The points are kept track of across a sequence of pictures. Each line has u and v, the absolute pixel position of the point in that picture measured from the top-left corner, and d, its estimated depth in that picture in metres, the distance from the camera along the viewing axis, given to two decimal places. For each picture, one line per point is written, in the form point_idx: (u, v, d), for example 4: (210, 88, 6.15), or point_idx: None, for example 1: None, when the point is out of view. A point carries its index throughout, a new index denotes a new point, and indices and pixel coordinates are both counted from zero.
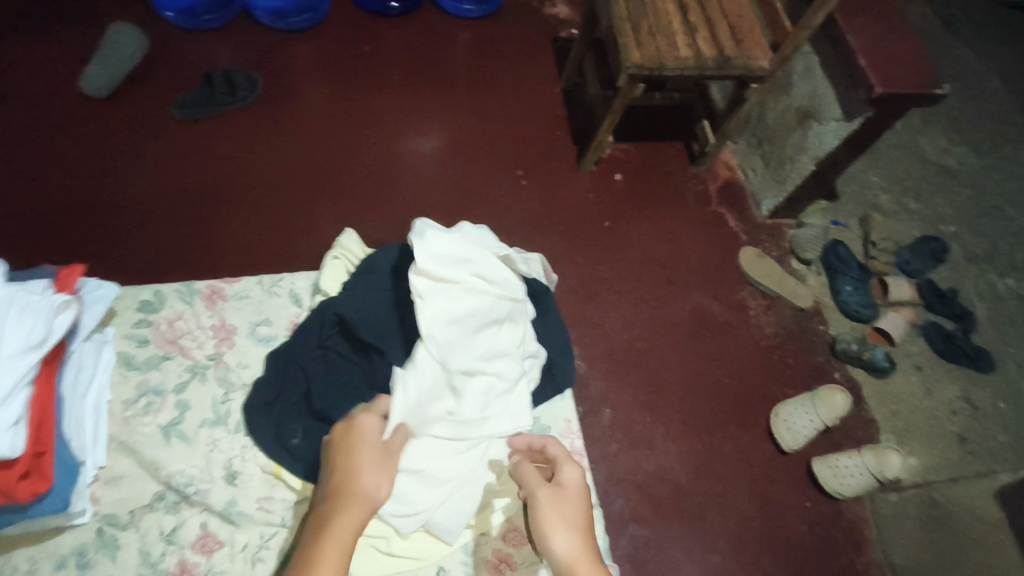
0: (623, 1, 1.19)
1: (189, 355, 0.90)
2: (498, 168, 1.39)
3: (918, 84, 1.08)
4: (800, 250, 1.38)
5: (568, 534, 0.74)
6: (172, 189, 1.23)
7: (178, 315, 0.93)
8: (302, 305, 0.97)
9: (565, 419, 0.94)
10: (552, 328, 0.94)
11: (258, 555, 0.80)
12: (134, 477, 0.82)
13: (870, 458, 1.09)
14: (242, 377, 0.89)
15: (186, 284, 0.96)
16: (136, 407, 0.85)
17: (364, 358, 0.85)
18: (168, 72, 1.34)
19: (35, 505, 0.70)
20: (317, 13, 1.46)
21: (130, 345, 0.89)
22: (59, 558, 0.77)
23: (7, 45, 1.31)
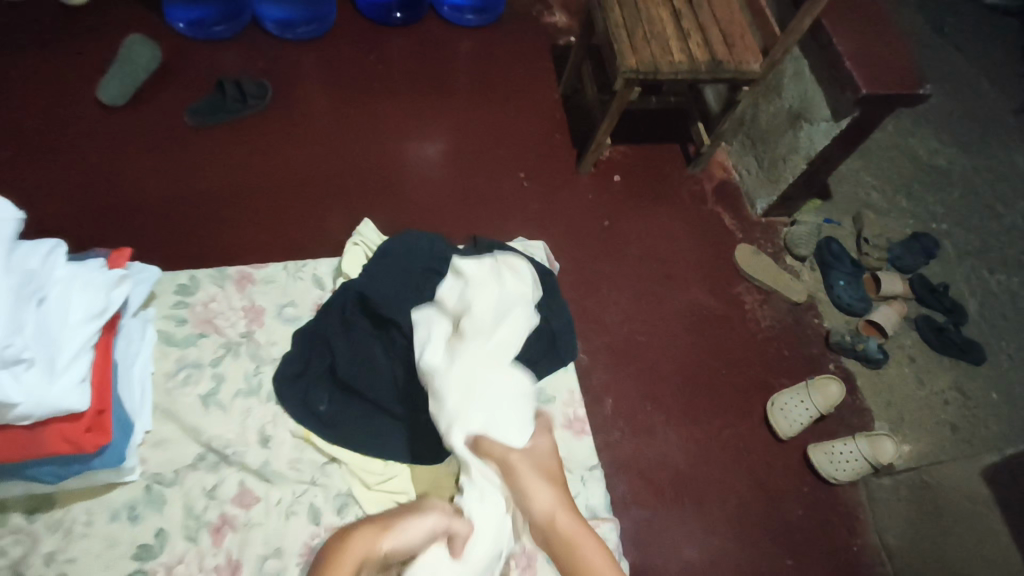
0: (619, 9, 1.24)
1: (223, 334, 0.95)
2: (500, 169, 1.44)
3: (902, 85, 1.13)
4: (793, 246, 1.42)
5: (547, 486, 0.72)
6: (190, 191, 1.28)
7: (211, 298, 0.98)
8: (324, 289, 1.02)
9: (569, 390, 0.99)
10: (558, 307, 0.98)
11: (292, 510, 0.84)
12: (177, 440, 0.86)
13: (865, 445, 1.15)
14: (272, 353, 0.94)
15: (218, 269, 1.00)
16: (176, 379, 0.90)
17: (382, 333, 0.91)
18: (181, 80, 1.39)
19: (95, 459, 0.74)
20: (324, 24, 1.52)
21: (169, 324, 0.93)
22: (113, 510, 0.81)
23: (25, 54, 1.35)
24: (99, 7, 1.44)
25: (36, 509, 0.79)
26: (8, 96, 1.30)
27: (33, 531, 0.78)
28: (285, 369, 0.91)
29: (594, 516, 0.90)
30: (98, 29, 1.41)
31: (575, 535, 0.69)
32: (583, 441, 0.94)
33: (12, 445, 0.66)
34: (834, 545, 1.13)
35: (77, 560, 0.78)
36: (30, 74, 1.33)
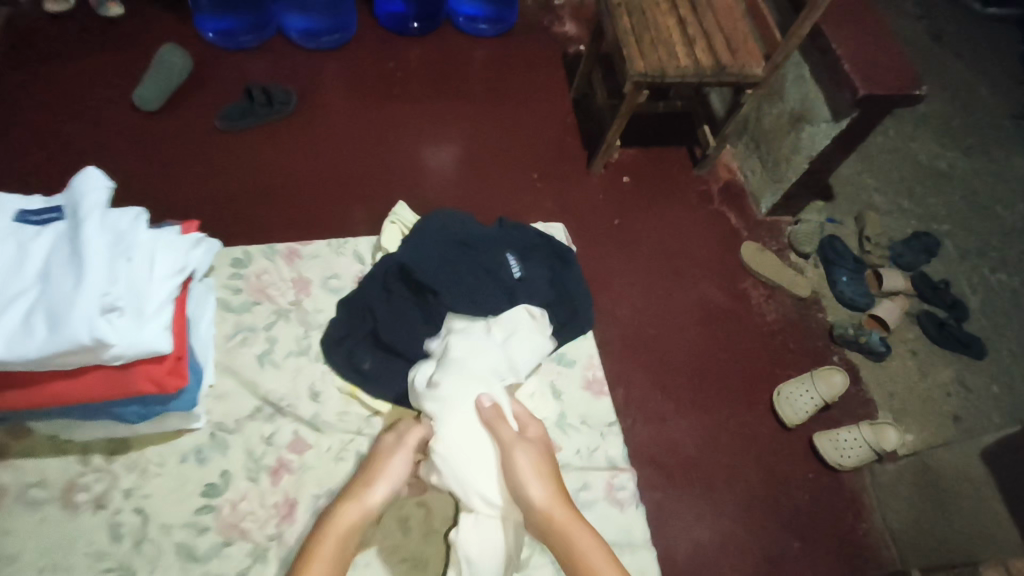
0: (627, 17, 1.30)
1: (275, 302, 1.05)
2: (515, 170, 1.50)
3: (898, 86, 1.18)
4: (797, 244, 1.48)
5: (542, 482, 0.80)
6: (224, 187, 1.35)
7: (264, 270, 1.08)
8: (365, 263, 1.11)
9: (588, 355, 1.06)
10: (580, 279, 1.06)
11: (342, 455, 0.94)
12: (236, 394, 0.97)
13: (868, 432, 1.20)
14: (319, 319, 1.04)
15: (269, 245, 1.10)
16: (233, 341, 1.00)
17: (419, 299, 0.96)
18: (211, 86, 1.46)
19: (174, 400, 0.78)
20: (345, 33, 1.59)
21: (227, 292, 1.04)
22: (183, 453, 0.91)
23: (64, 62, 1.43)
24: (134, 19, 1.52)
25: (114, 452, 0.90)
26: (49, 101, 1.37)
27: (113, 471, 0.89)
28: (332, 331, 1.00)
29: (613, 466, 0.97)
30: (133, 38, 1.48)
31: (568, 527, 0.76)
32: (604, 401, 1.02)
33: (107, 383, 0.70)
34: (838, 527, 1.18)
35: (151, 496, 0.88)
36: (70, 81, 1.40)
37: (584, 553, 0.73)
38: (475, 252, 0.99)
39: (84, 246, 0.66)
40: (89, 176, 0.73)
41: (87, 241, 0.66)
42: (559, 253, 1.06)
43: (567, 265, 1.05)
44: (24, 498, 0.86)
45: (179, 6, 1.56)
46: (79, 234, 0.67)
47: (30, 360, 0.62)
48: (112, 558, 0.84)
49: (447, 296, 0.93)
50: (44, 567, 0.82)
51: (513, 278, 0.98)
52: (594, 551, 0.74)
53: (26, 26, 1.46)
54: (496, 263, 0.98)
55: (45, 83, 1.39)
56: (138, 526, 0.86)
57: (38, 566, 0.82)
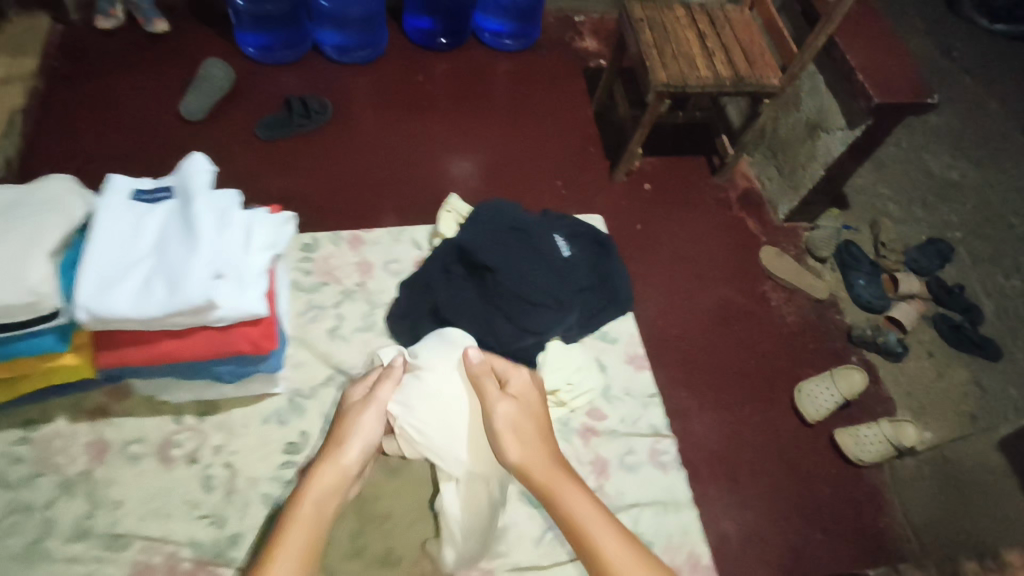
0: (649, 31, 1.37)
1: (341, 283, 1.11)
2: (542, 176, 1.56)
3: (911, 95, 1.23)
4: (814, 248, 1.52)
5: (527, 442, 0.81)
6: (274, 189, 1.43)
7: (331, 254, 1.14)
8: (422, 249, 1.17)
9: (630, 334, 1.11)
10: (620, 269, 1.13)
11: None
12: (310, 364, 1.01)
13: (888, 429, 1.23)
14: (382, 299, 1.10)
15: (335, 233, 1.16)
16: (306, 317, 1.06)
17: (477, 281, 1.04)
18: (252, 99, 1.54)
19: (264, 362, 0.85)
20: (377, 48, 1.67)
21: (298, 274, 1.10)
22: (265, 415, 0.96)
23: (114, 77, 1.51)
24: (179, 36, 1.60)
25: (204, 412, 0.95)
26: (102, 112, 1.45)
27: (204, 429, 0.93)
28: (397, 308, 1.07)
29: (656, 432, 1.02)
30: (179, 55, 1.57)
31: (552, 481, 0.77)
32: (643, 374, 1.07)
33: (210, 342, 0.77)
34: (860, 521, 1.21)
35: (239, 452, 0.92)
36: (120, 94, 1.49)
37: (570, 505, 0.74)
38: (528, 234, 1.06)
39: (194, 219, 0.74)
40: (195, 163, 0.82)
41: (197, 215, 0.74)
42: (602, 246, 1.14)
43: (608, 255, 1.13)
44: (125, 452, 0.90)
45: (221, 24, 1.65)
46: (190, 211, 0.75)
47: (151, 318, 0.70)
48: (208, 506, 0.88)
49: (504, 275, 1.00)
50: (147, 512, 0.87)
51: (561, 257, 1.07)
52: (580, 502, 0.74)
53: (79, 43, 1.55)
54: (546, 244, 1.06)
55: (97, 95, 1.47)
56: (227, 478, 0.90)
57: (141, 512, 0.87)
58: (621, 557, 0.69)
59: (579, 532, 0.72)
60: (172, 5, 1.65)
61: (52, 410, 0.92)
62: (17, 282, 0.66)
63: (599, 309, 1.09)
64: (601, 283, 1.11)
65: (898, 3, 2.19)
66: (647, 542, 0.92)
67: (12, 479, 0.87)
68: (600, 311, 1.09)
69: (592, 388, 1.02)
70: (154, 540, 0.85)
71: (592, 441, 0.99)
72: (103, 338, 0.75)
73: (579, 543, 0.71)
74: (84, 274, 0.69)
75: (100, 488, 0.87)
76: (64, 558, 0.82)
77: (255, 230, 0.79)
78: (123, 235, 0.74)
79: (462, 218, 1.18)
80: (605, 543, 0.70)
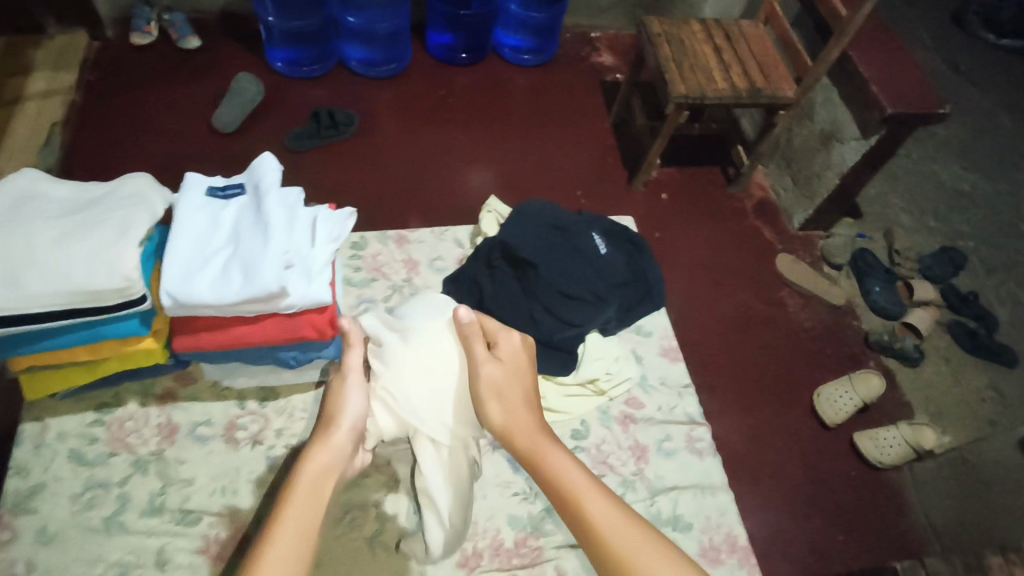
0: (667, 45, 1.41)
1: (390, 278, 1.17)
2: (562, 185, 1.60)
3: (924, 105, 1.26)
4: (829, 256, 1.55)
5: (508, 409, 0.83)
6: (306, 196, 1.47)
7: (378, 252, 1.20)
8: (465, 248, 1.24)
9: (662, 327, 1.18)
10: (652, 265, 1.17)
11: None
12: None
13: (907, 432, 1.25)
14: (428, 294, 1.16)
15: (381, 232, 1.23)
16: (358, 310, 1.11)
17: (521, 275, 1.10)
18: (282, 111, 1.59)
19: (325, 349, 0.92)
20: (401, 63, 1.72)
21: (349, 270, 1.16)
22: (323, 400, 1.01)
23: (150, 91, 1.56)
24: (212, 51, 1.67)
25: (265, 398, 0.99)
26: (138, 124, 1.51)
27: (266, 413, 0.98)
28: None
29: (692, 421, 1.08)
30: (212, 70, 1.63)
31: (534, 446, 0.79)
32: (677, 365, 1.14)
33: (278, 329, 0.84)
34: (881, 523, 1.22)
35: (300, 435, 0.97)
36: (156, 107, 1.54)
37: (553, 470, 0.75)
38: (568, 233, 1.13)
39: (265, 216, 0.82)
40: (264, 164, 0.90)
41: (268, 212, 0.82)
42: (633, 243, 1.18)
43: (641, 252, 1.17)
44: (194, 434, 0.95)
45: (251, 40, 1.71)
46: (260, 209, 0.84)
47: (227, 305, 0.78)
48: (272, 484, 0.92)
49: (546, 269, 1.07)
50: (214, 490, 0.91)
51: (600, 254, 1.11)
52: (565, 467, 0.75)
53: (116, 59, 1.61)
54: (586, 243, 1.11)
55: (136, 106, 1.53)
56: (289, 459, 0.95)
57: (209, 489, 0.91)
58: (607, 516, 0.69)
59: (562, 494, 0.72)
60: (204, 22, 1.72)
61: (123, 394, 0.97)
62: (110, 269, 0.73)
63: (633, 303, 1.13)
64: (636, 279, 1.14)
65: (906, 19, 2.23)
66: (687, 523, 0.98)
67: (89, 457, 0.91)
68: (635, 305, 1.13)
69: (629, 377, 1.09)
70: (222, 516, 0.89)
71: (631, 427, 1.05)
72: (182, 323, 0.82)
73: (564, 505, 0.72)
74: (170, 265, 0.78)
75: (169, 467, 0.92)
76: (126, 540, 0.85)
77: (318, 224, 0.87)
78: (202, 231, 0.83)
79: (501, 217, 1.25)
80: (592, 508, 0.70)
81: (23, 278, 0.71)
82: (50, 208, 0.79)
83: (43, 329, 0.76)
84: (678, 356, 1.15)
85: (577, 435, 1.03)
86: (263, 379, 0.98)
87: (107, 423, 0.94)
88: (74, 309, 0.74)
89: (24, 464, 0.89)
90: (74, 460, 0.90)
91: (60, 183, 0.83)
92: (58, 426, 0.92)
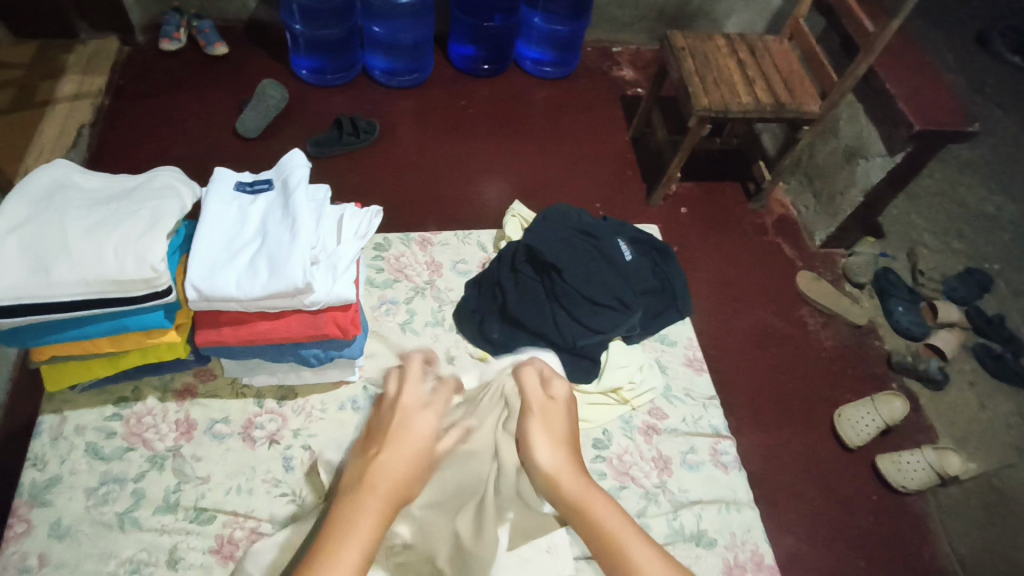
0: (691, 59, 1.41)
1: (412, 280, 1.16)
2: (581, 199, 1.58)
3: (953, 122, 1.23)
4: (852, 274, 1.53)
5: (554, 450, 0.81)
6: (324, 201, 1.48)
7: (401, 254, 1.20)
8: (487, 252, 1.24)
9: (687, 337, 1.17)
10: (675, 272, 1.19)
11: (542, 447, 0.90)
12: (383, 355, 1.06)
13: (933, 455, 1.21)
14: (450, 297, 1.15)
15: (405, 234, 1.22)
16: (379, 310, 1.11)
17: (544, 279, 1.10)
18: (305, 119, 1.60)
19: (347, 348, 0.91)
20: (423, 73, 1.73)
21: (372, 271, 1.16)
22: (340, 402, 1.00)
23: (175, 95, 1.59)
24: (238, 58, 1.69)
25: (284, 397, 0.99)
26: (162, 127, 1.52)
27: (284, 413, 0.98)
28: (467, 303, 1.12)
29: (716, 434, 1.06)
30: (238, 78, 1.65)
31: (583, 493, 0.75)
32: (701, 377, 1.12)
33: (301, 326, 0.84)
34: (904, 549, 1.19)
35: (317, 436, 0.96)
36: (180, 111, 1.56)
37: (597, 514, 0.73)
38: (593, 238, 1.13)
39: (294, 211, 0.83)
40: (294, 161, 0.92)
41: (297, 207, 0.83)
42: (659, 250, 1.20)
43: (667, 259, 1.20)
44: (210, 431, 0.94)
45: (276, 48, 1.73)
46: (288, 204, 0.85)
47: (252, 299, 0.78)
48: (288, 485, 0.91)
49: (570, 272, 1.07)
50: (229, 488, 0.90)
51: (625, 261, 1.12)
52: (608, 513, 0.73)
53: (145, 64, 1.63)
54: (610, 248, 1.12)
55: (163, 110, 1.55)
56: (306, 460, 0.94)
57: (224, 488, 0.90)
58: (652, 564, 0.67)
59: (601, 530, 0.71)
60: (232, 29, 1.75)
61: (143, 389, 0.97)
62: (138, 259, 0.73)
63: (655, 309, 1.15)
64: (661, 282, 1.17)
65: (931, 39, 2.21)
66: (710, 539, 0.95)
67: (105, 452, 0.90)
68: (655, 312, 1.15)
69: (653, 386, 1.07)
70: (237, 515, 0.88)
71: (654, 439, 1.03)
72: (205, 317, 0.83)
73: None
74: (197, 258, 0.79)
75: (185, 464, 0.91)
76: (134, 544, 0.84)
77: (346, 221, 0.88)
78: (229, 225, 0.84)
79: (524, 222, 1.26)
80: (633, 549, 0.68)
81: (53, 266, 0.71)
82: (80, 199, 0.80)
83: (66, 318, 0.76)
84: (701, 366, 1.13)
85: (599, 444, 1.01)
86: (281, 376, 0.98)
87: (124, 418, 0.94)
88: (99, 299, 0.74)
89: (40, 456, 0.89)
90: (91, 453, 0.90)
91: (91, 175, 0.84)
92: (77, 419, 0.92)
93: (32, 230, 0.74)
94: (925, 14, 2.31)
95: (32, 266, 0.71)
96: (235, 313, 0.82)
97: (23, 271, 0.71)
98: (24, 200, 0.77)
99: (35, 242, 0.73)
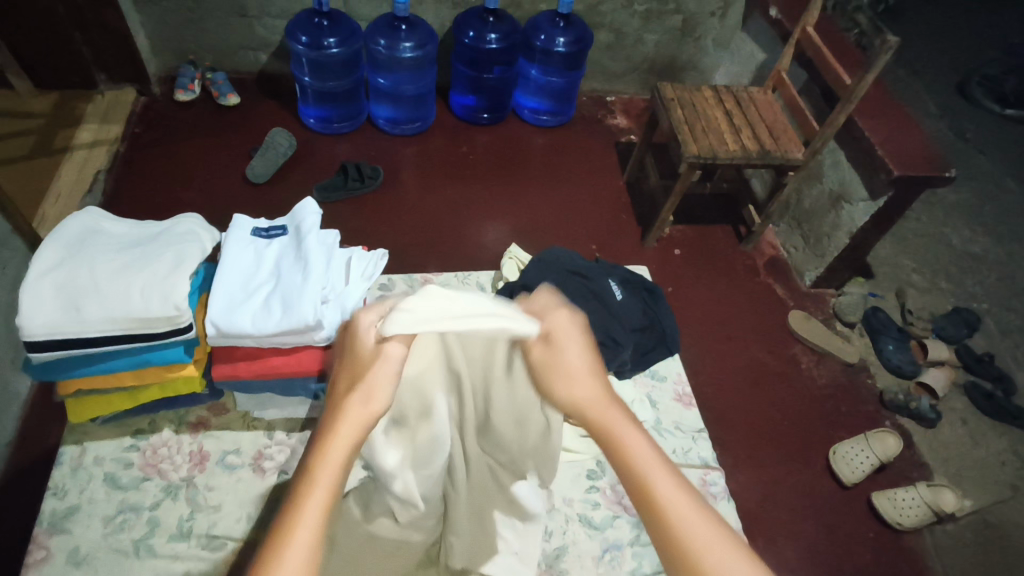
0: (680, 109, 1.48)
1: None
2: (578, 241, 1.64)
3: (930, 168, 1.29)
4: (842, 313, 1.57)
5: (586, 375, 0.67)
6: None
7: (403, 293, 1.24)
8: (486, 291, 1.28)
9: (676, 371, 1.22)
10: (666, 310, 1.21)
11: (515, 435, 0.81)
12: None
13: (926, 492, 1.23)
14: None
15: (408, 275, 1.27)
16: None
17: None
18: (312, 165, 1.67)
19: None
20: (424, 123, 1.80)
21: None
22: None
23: (187, 142, 1.66)
24: (248, 108, 1.77)
25: (292, 429, 1.01)
26: (175, 172, 1.59)
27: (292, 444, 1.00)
28: None
29: (706, 465, 1.08)
30: (248, 126, 1.73)
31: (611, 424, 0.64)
32: (692, 411, 1.16)
33: (311, 361, 0.88)
34: None
35: None
36: (192, 158, 1.63)
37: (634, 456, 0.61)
38: (585, 278, 1.17)
39: (306, 254, 0.88)
40: (306, 207, 0.97)
41: (309, 250, 0.88)
42: (649, 287, 1.23)
43: (656, 298, 1.22)
44: (222, 462, 0.96)
45: (285, 99, 1.82)
46: (302, 247, 0.89)
47: (267, 335, 0.82)
48: None
49: None
50: (240, 517, 0.92)
51: (615, 298, 1.16)
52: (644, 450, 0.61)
53: (159, 113, 1.71)
54: (602, 288, 1.16)
55: (177, 156, 1.62)
56: None
57: (235, 516, 0.92)
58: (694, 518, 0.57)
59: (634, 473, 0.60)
60: (243, 81, 1.83)
61: (159, 421, 0.99)
62: (163, 298, 0.77)
63: (649, 348, 1.17)
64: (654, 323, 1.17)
65: (911, 89, 2.31)
66: None
67: (123, 481, 0.92)
68: (647, 350, 1.17)
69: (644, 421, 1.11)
70: (248, 542, 0.90)
71: None
72: (220, 352, 0.86)
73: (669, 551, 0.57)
74: (217, 295, 0.83)
75: (198, 494, 0.93)
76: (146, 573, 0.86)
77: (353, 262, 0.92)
78: (246, 266, 0.89)
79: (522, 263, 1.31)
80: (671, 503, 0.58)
81: (84, 304, 0.76)
82: (110, 243, 0.84)
83: (95, 353, 0.79)
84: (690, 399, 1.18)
85: (593, 474, 1.02)
86: (290, 410, 1.01)
87: (141, 449, 0.96)
88: (127, 336, 0.78)
89: (61, 485, 0.91)
90: (109, 483, 0.92)
91: (119, 220, 0.89)
92: (97, 450, 0.95)
93: (66, 271, 0.78)
94: (906, 65, 2.43)
95: (65, 305, 0.76)
96: (249, 349, 0.86)
97: (56, 309, 0.75)
98: (58, 243, 0.81)
99: (70, 282, 0.77)
